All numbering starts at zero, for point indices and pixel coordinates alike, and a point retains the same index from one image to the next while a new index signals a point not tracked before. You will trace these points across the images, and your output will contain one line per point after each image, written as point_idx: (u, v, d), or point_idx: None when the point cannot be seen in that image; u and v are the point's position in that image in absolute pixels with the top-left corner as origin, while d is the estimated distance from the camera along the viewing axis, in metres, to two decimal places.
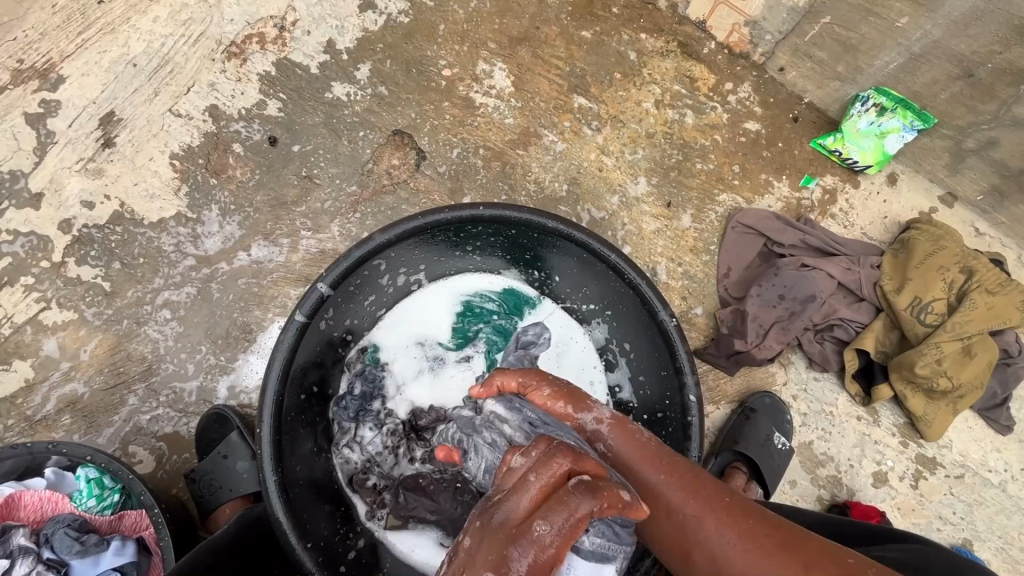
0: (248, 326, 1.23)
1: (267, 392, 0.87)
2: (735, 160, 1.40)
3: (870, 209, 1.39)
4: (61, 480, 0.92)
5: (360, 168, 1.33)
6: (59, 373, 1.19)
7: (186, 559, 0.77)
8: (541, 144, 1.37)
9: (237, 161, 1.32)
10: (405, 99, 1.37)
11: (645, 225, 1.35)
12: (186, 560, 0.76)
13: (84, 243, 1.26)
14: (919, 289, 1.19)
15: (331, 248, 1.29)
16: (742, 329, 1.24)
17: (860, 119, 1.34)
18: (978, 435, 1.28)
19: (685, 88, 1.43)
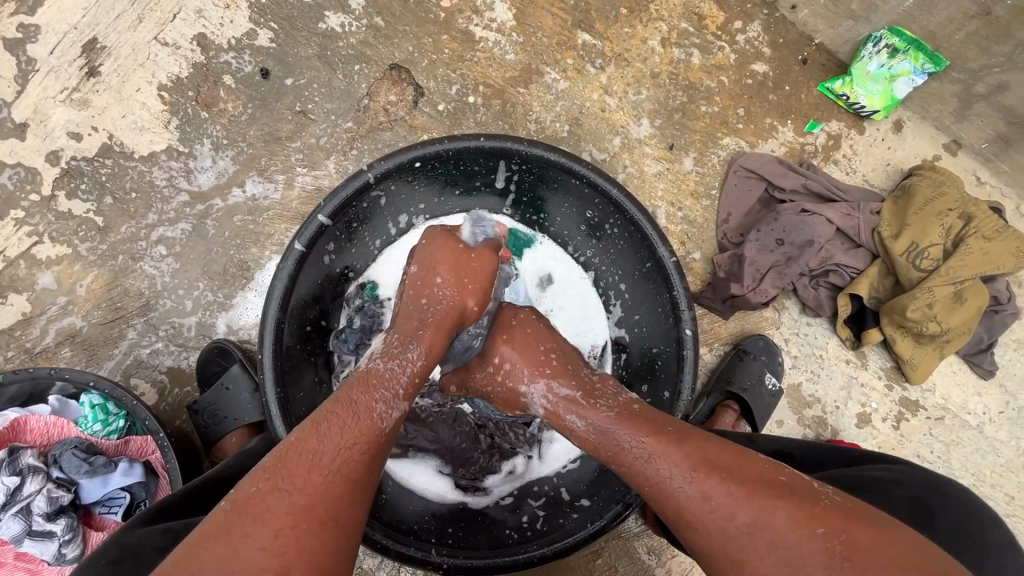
0: (246, 264, 1.23)
1: (267, 320, 0.87)
2: (741, 103, 1.38)
3: (873, 156, 1.38)
4: (65, 407, 0.94)
5: (355, 104, 1.29)
6: (56, 307, 1.19)
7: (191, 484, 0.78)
8: (543, 82, 1.33)
9: (228, 93, 1.28)
10: (402, 31, 1.32)
11: (647, 167, 1.33)
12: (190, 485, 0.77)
13: (73, 176, 1.23)
14: (916, 234, 1.19)
15: (327, 185, 1.27)
16: (739, 273, 1.25)
17: (871, 62, 1.31)
18: (961, 380, 1.32)
19: (693, 26, 1.38)
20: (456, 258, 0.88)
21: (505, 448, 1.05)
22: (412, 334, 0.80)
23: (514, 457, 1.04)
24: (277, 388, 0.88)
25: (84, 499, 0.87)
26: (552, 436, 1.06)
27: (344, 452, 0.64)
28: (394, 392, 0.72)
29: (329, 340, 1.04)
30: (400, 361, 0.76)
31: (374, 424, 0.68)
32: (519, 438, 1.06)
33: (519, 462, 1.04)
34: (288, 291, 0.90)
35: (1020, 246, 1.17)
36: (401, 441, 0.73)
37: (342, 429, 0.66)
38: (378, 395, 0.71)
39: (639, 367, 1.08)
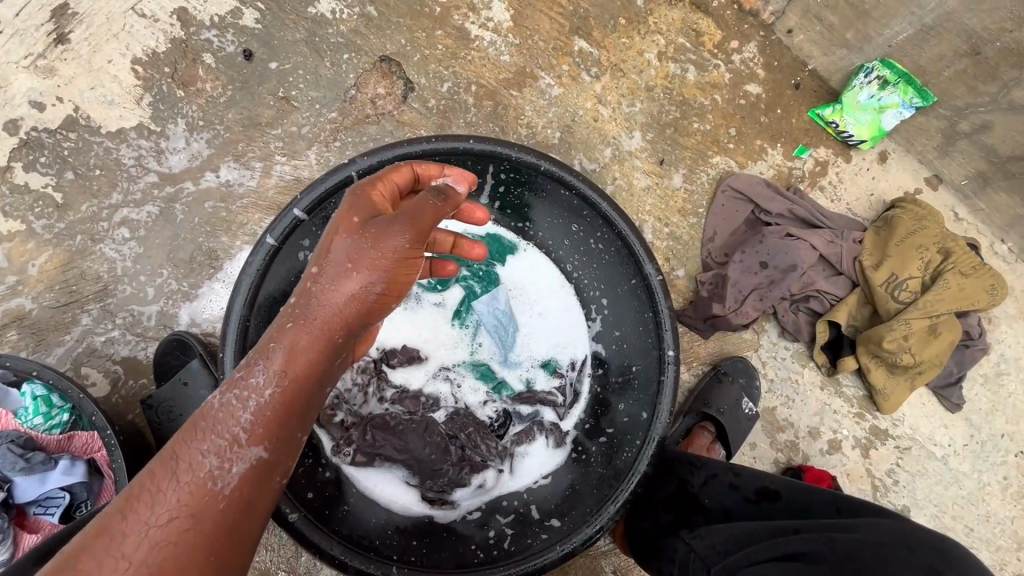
0: (215, 253, 1.17)
1: (232, 317, 0.82)
2: (733, 123, 1.37)
3: (858, 185, 1.39)
4: (4, 397, 0.88)
5: (342, 95, 1.25)
6: (4, 287, 1.11)
7: None
8: (536, 87, 1.31)
9: (208, 73, 1.22)
10: (395, 23, 1.28)
11: (636, 181, 1.32)
12: None
13: (32, 148, 1.15)
14: (897, 266, 1.20)
15: (307, 176, 1.22)
16: (721, 293, 1.24)
17: (861, 91, 1.32)
18: (930, 411, 1.33)
19: (690, 42, 1.37)
20: (350, 240, 0.69)
21: (475, 460, 0.99)
22: (265, 347, 0.65)
23: (485, 471, 0.99)
24: None
25: (18, 498, 0.81)
26: (524, 450, 1.04)
27: (172, 524, 0.55)
28: (230, 436, 0.60)
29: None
30: (240, 391, 0.62)
31: (206, 482, 0.58)
32: (491, 451, 1.01)
33: (489, 477, 0.99)
34: (257, 286, 0.85)
35: (994, 283, 1.20)
36: (266, 484, 0.62)
37: (167, 493, 0.57)
38: (221, 431, 0.60)
39: (618, 384, 1.05)
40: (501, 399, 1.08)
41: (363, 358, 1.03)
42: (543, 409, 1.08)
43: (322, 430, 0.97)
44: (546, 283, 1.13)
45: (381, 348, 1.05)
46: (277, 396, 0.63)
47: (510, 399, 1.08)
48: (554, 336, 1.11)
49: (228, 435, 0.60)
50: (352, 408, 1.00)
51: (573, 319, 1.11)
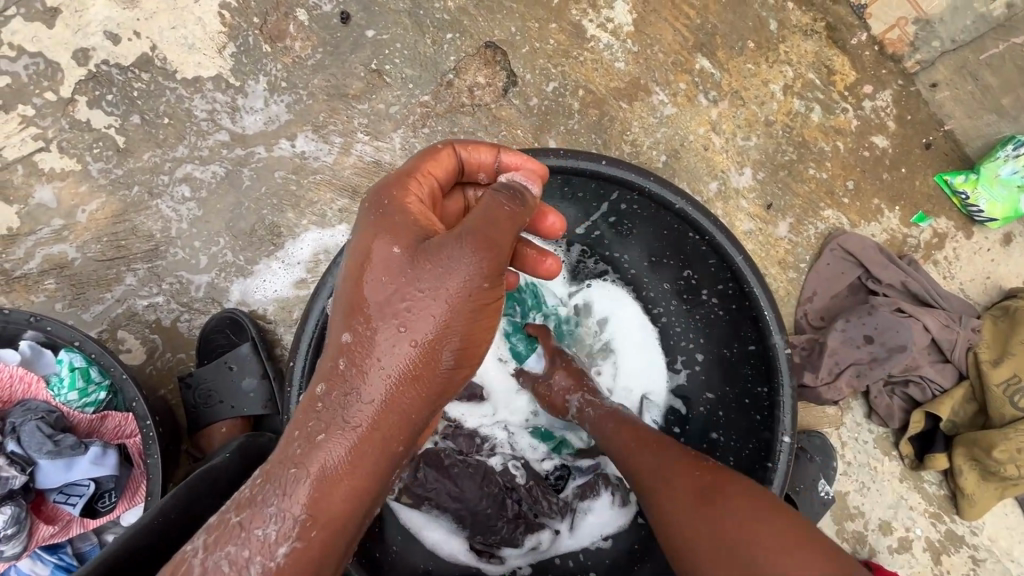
0: (277, 229, 1.07)
1: (309, 321, 0.72)
2: (851, 175, 1.25)
3: (975, 265, 1.26)
4: (37, 359, 0.78)
5: (438, 77, 1.13)
6: (49, 230, 1.02)
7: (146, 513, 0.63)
8: (648, 102, 1.19)
9: (299, 30, 1.11)
10: (508, 8, 1.16)
11: (738, 222, 1.20)
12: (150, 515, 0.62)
13: (100, 83, 1.05)
14: (1021, 367, 1.08)
15: (388, 161, 1.11)
16: (814, 362, 1.13)
17: (1004, 165, 1.18)
18: (1012, 524, 1.22)
19: (820, 79, 1.24)
20: (399, 302, 0.56)
21: (530, 517, 0.90)
22: (284, 479, 0.55)
23: (540, 532, 0.90)
24: (303, 404, 0.72)
25: (40, 484, 0.72)
26: (588, 508, 0.92)
27: None
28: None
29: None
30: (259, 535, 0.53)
31: None
32: (551, 509, 0.92)
33: (544, 538, 0.90)
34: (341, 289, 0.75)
35: None
36: None
37: None
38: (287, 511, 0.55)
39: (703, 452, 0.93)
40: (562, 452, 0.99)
41: None
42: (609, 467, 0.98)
43: None
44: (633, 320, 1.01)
45: None
46: (296, 550, 0.53)
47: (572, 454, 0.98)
48: (637, 373, 1.00)
49: (244, 570, 0.52)
50: None
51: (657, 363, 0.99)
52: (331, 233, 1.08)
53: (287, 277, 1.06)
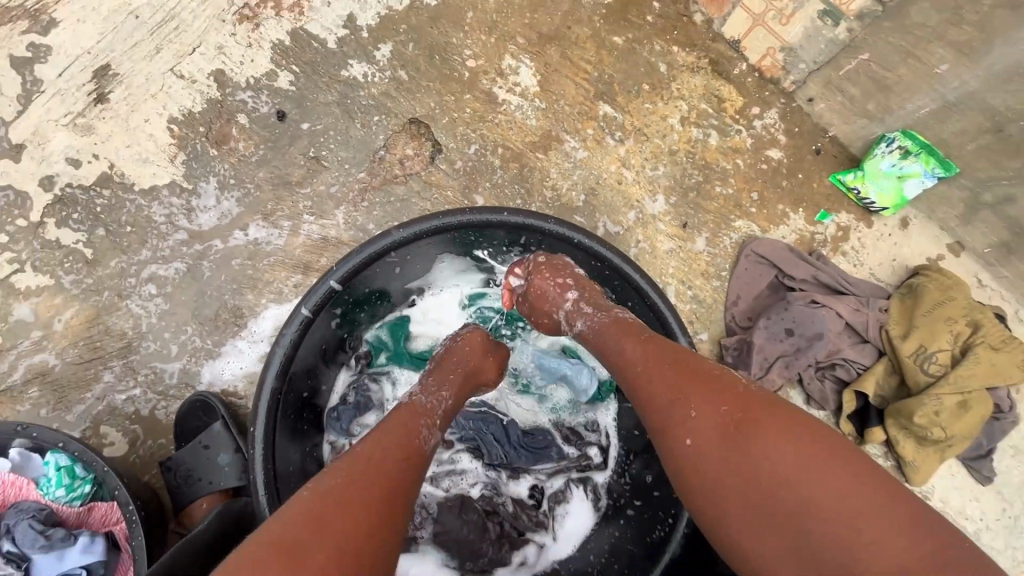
0: (239, 311, 1.17)
1: (263, 392, 0.82)
2: (755, 188, 1.38)
3: (880, 251, 1.39)
4: (27, 463, 0.87)
5: (371, 155, 1.27)
6: (29, 341, 1.12)
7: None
8: (562, 150, 1.33)
9: (241, 132, 1.24)
10: (425, 87, 1.31)
11: (659, 244, 1.32)
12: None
13: (66, 205, 1.17)
14: (926, 337, 1.19)
15: (335, 236, 1.23)
16: (746, 361, 1.23)
17: (883, 160, 1.32)
18: (959, 484, 1.30)
19: (712, 108, 1.39)
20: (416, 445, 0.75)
21: (514, 536, 1.00)
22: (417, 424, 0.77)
23: (525, 548, 1.00)
24: (266, 462, 0.82)
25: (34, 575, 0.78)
26: (563, 512, 1.03)
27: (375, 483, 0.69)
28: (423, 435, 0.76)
29: (325, 421, 1.00)
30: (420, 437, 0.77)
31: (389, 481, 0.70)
32: (532, 523, 1.02)
33: (529, 553, 1.00)
34: (290, 358, 0.85)
35: None
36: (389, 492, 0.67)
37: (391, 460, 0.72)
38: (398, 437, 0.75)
39: (649, 455, 1.00)
40: (535, 473, 1.05)
41: None
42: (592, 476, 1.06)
43: None
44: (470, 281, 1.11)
45: None
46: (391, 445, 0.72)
47: (544, 474, 1.05)
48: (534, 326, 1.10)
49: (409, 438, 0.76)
50: None
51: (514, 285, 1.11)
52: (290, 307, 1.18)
53: (253, 353, 1.16)
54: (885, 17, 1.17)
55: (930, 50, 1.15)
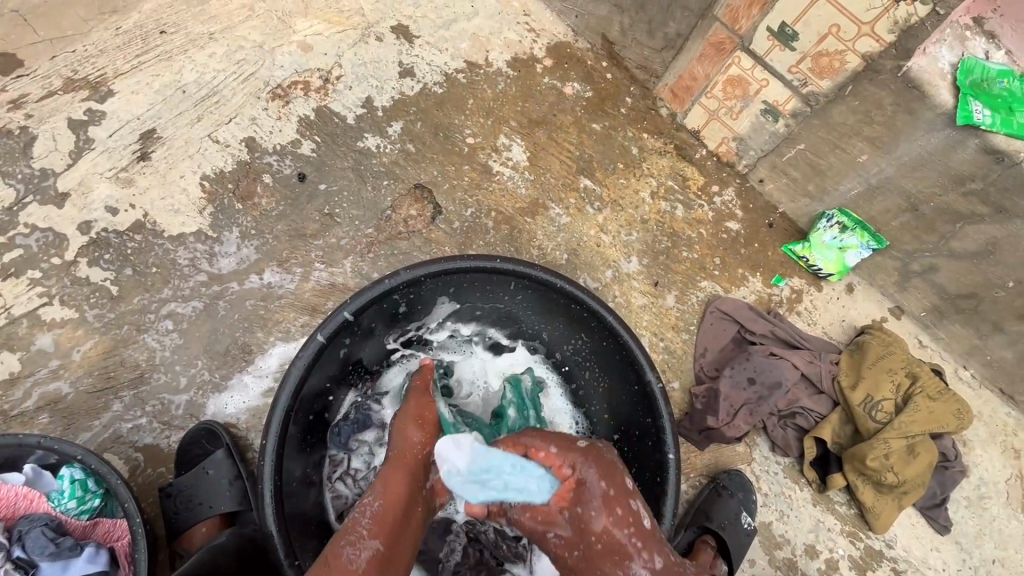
0: (248, 347, 1.26)
1: (277, 407, 0.92)
2: (717, 253, 1.57)
3: (831, 312, 1.55)
4: (39, 478, 0.91)
5: (379, 213, 1.43)
6: (46, 370, 1.19)
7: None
8: (548, 215, 1.51)
9: (265, 190, 1.41)
10: (429, 158, 1.50)
11: (634, 299, 1.47)
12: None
13: (99, 246, 1.30)
14: (871, 387, 1.32)
15: (342, 282, 1.36)
16: (714, 406, 1.34)
17: (825, 233, 1.52)
18: (919, 533, 1.37)
19: (678, 185, 1.61)
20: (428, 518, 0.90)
21: (493, 564, 1.09)
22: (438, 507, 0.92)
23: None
24: (274, 472, 0.90)
25: None
26: None
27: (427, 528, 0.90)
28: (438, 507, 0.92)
29: (329, 436, 1.11)
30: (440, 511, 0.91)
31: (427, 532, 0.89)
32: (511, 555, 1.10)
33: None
34: (302, 378, 0.95)
35: (960, 407, 1.32)
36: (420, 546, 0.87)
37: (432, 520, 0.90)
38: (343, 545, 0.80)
39: None
40: None
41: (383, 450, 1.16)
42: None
43: None
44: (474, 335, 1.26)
45: None
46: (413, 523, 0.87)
47: None
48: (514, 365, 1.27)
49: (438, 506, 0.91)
50: None
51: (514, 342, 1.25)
52: (296, 344, 1.29)
53: (257, 387, 1.24)
54: (813, 116, 1.40)
55: (852, 144, 1.39)
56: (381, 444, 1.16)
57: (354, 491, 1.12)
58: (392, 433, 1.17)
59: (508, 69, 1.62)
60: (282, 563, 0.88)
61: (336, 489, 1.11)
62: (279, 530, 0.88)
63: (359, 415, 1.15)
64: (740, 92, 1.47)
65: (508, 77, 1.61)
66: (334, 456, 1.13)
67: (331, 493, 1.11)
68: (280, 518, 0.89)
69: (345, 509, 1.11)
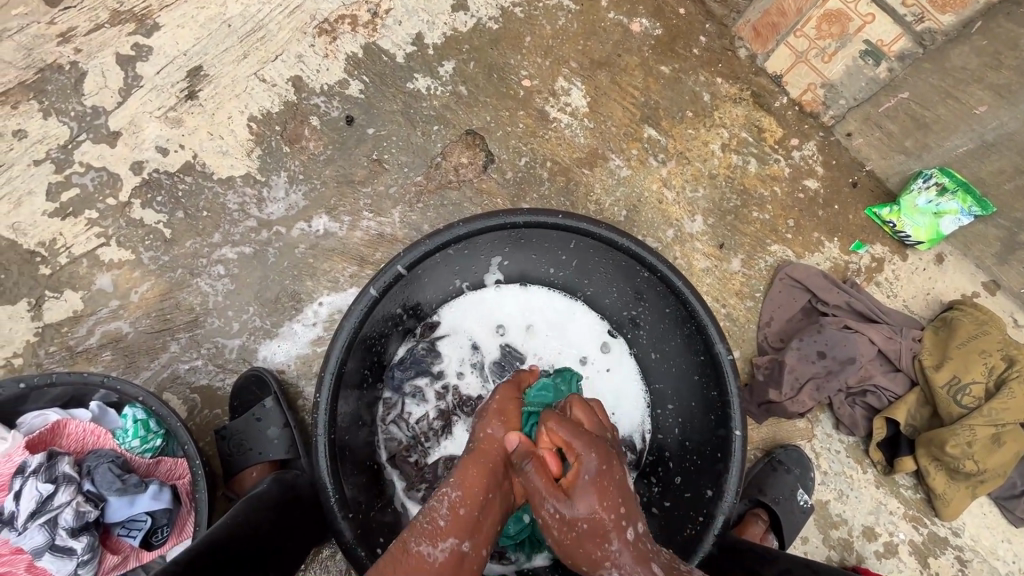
0: (298, 296, 1.25)
1: (329, 361, 0.90)
2: (791, 215, 1.43)
3: (915, 284, 1.41)
4: (104, 415, 0.94)
5: (428, 161, 1.36)
6: (107, 309, 1.21)
7: (232, 510, 0.83)
8: (607, 167, 1.40)
9: (312, 133, 1.35)
10: (483, 102, 1.40)
11: (696, 262, 1.37)
12: (229, 517, 0.81)
13: (152, 187, 1.29)
14: (958, 369, 1.21)
15: (390, 233, 1.31)
16: (777, 379, 1.25)
17: (919, 195, 1.36)
18: (992, 523, 1.28)
19: (752, 137, 1.46)
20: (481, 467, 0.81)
21: None
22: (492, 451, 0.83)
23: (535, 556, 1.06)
24: (327, 425, 0.89)
25: (108, 518, 0.86)
26: None
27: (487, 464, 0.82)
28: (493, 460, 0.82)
29: (382, 380, 1.09)
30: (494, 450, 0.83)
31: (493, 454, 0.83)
32: None
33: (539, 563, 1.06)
34: (356, 330, 0.93)
35: None
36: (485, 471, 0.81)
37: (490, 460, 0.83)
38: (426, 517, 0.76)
39: (681, 459, 1.05)
40: None
41: (438, 396, 1.11)
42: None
43: (396, 471, 1.06)
44: (542, 293, 1.16)
45: (455, 392, 1.12)
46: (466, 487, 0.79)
47: None
48: (582, 323, 1.16)
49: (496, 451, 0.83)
50: (425, 451, 1.08)
51: (581, 305, 1.16)
52: (344, 295, 1.27)
53: (306, 336, 1.23)
54: (925, 59, 1.23)
55: (970, 92, 1.21)
56: (437, 388, 1.12)
57: (408, 434, 1.09)
58: (452, 377, 1.12)
59: (570, 4, 1.47)
60: (335, 515, 0.86)
61: (390, 431, 1.08)
62: (332, 484, 0.87)
63: (416, 358, 1.11)
64: (838, 29, 1.29)
65: (570, 11, 1.47)
66: (387, 398, 1.10)
67: (384, 435, 1.08)
68: (332, 470, 0.88)
69: (398, 451, 1.07)
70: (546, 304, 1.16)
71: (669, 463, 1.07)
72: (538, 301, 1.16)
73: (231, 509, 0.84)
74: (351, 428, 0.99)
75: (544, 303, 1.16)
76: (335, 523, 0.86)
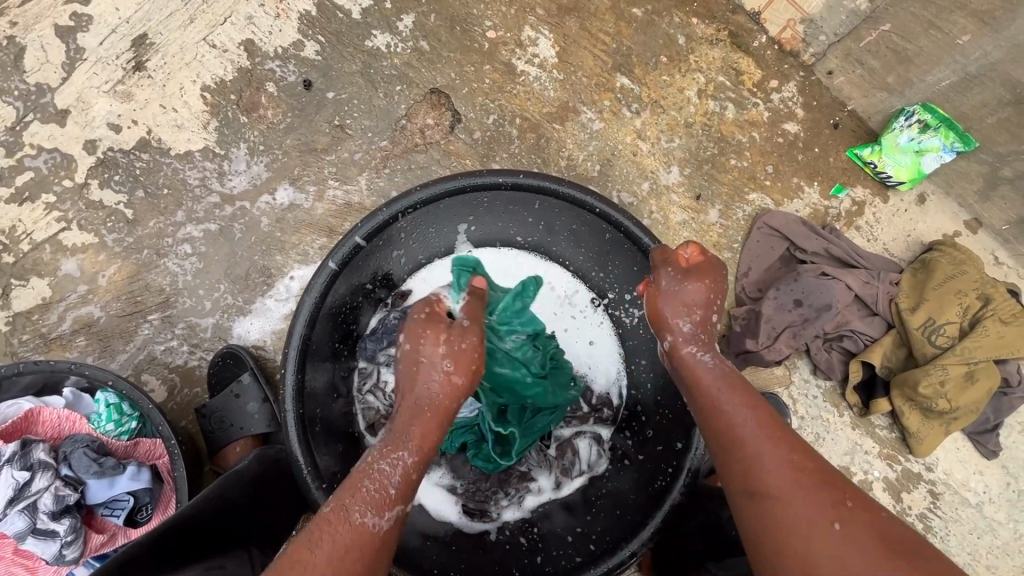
0: (268, 271, 1.23)
1: (293, 336, 0.89)
2: (770, 160, 1.39)
3: (895, 226, 1.39)
4: (78, 400, 0.96)
5: (393, 124, 1.31)
6: (76, 294, 1.20)
7: (216, 483, 0.84)
8: (578, 121, 1.35)
9: (270, 100, 1.30)
10: (445, 58, 1.34)
11: (673, 215, 1.35)
12: (213, 489, 0.82)
13: (108, 166, 1.25)
14: (934, 310, 1.20)
15: (358, 201, 1.28)
16: (754, 329, 1.25)
17: (901, 134, 1.32)
18: (964, 457, 1.31)
19: (729, 80, 1.40)
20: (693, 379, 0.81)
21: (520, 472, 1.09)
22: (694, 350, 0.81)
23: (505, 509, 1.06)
24: (296, 402, 0.89)
25: (89, 499, 0.89)
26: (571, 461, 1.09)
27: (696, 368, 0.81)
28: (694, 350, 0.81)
29: (354, 351, 1.09)
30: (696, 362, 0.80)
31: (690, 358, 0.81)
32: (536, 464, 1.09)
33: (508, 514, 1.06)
34: (319, 305, 0.92)
35: None
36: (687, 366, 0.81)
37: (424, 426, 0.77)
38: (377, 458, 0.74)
39: (655, 415, 1.05)
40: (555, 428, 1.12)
41: None
42: (583, 424, 1.12)
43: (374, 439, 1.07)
44: (512, 257, 1.15)
45: None
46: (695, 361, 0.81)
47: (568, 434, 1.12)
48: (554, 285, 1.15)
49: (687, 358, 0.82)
50: None
51: (552, 267, 1.15)
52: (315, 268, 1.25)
53: (279, 311, 1.22)
54: None
55: (953, 21, 1.15)
56: None
57: (386, 402, 1.09)
58: None
59: None
60: (310, 489, 0.88)
61: (366, 401, 1.09)
62: (307, 459, 0.88)
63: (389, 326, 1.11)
64: None
65: None
66: (361, 368, 1.10)
67: (361, 405, 1.08)
68: (306, 447, 0.89)
69: (376, 419, 1.08)
70: (518, 266, 1.15)
71: (643, 417, 1.08)
72: (509, 265, 1.15)
73: (214, 482, 0.84)
74: (327, 401, 1.00)
75: (516, 266, 1.15)
76: (310, 494, 0.88)
